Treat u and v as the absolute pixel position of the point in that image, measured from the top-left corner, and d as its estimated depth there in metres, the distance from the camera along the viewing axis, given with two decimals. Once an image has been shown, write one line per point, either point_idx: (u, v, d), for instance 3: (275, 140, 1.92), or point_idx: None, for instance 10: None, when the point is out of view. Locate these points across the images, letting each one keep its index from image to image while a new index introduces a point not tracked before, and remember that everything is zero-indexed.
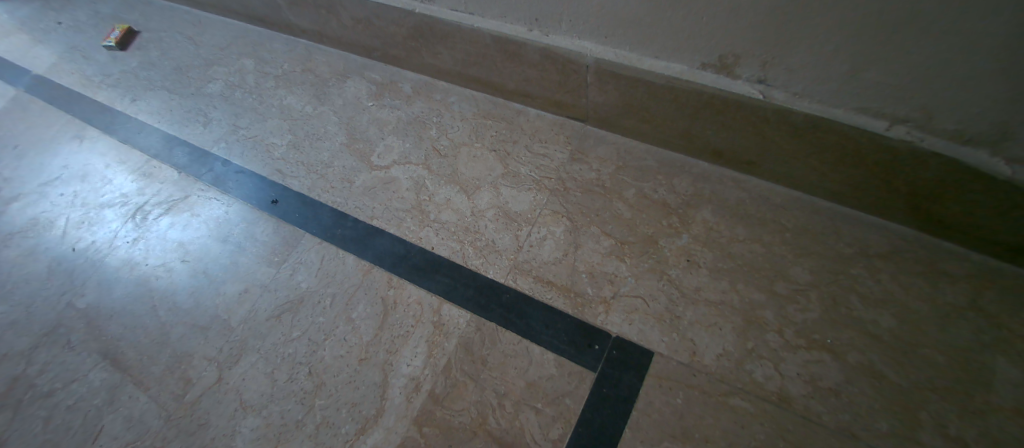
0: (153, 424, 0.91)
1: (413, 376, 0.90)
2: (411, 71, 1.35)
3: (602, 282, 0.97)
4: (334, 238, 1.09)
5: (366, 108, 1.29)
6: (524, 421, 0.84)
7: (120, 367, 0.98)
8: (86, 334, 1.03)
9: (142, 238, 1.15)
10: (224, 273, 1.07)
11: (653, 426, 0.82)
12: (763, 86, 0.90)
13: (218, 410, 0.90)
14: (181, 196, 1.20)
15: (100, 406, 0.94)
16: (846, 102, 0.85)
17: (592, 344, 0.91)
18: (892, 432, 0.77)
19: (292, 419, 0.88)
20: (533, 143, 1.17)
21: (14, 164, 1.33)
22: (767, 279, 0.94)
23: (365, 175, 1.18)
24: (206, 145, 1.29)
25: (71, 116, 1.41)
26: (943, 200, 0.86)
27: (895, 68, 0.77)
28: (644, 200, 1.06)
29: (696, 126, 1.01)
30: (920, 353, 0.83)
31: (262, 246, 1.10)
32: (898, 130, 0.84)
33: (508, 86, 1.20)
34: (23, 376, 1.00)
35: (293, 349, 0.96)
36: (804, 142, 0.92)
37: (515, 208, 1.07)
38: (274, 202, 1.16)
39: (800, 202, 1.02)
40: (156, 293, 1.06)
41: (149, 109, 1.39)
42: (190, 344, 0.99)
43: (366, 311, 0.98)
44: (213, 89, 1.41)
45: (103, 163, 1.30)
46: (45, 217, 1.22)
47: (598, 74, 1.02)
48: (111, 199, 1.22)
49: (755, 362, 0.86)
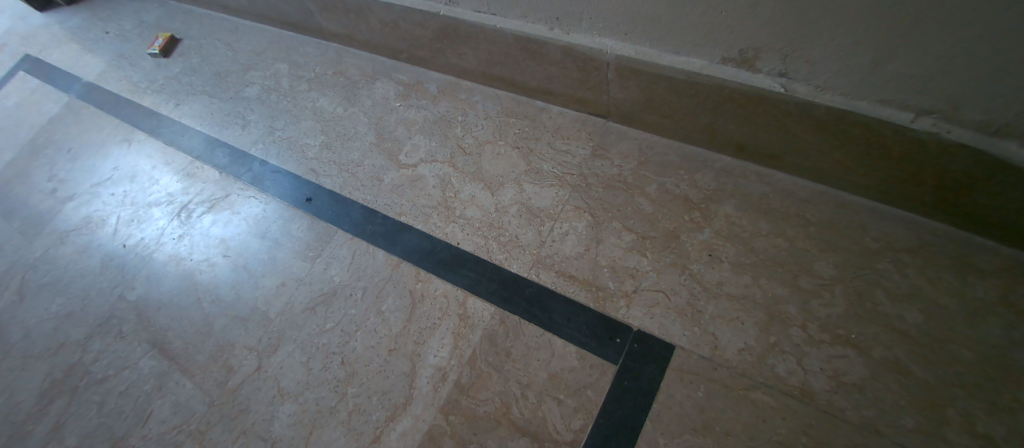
0: (199, 409, 0.98)
1: (440, 366, 0.94)
2: (436, 71, 1.38)
3: (624, 277, 0.98)
4: (364, 234, 1.13)
5: (393, 109, 1.33)
6: (547, 411, 0.87)
7: (168, 356, 1.05)
8: (136, 325, 1.11)
9: (187, 235, 1.21)
10: (262, 268, 1.13)
11: (673, 418, 0.84)
12: (783, 80, 0.90)
13: (257, 396, 0.97)
14: (221, 195, 1.27)
15: (150, 392, 1.02)
16: (870, 94, 0.85)
17: (614, 337, 0.93)
18: (918, 429, 0.77)
19: (325, 406, 0.93)
20: (556, 139, 1.18)
21: (69, 165, 1.43)
22: (790, 273, 0.94)
23: (393, 174, 1.22)
24: (244, 146, 1.35)
25: (119, 120, 1.50)
26: (973, 193, 0.85)
27: (919, 59, 0.76)
28: (667, 195, 1.06)
29: (718, 121, 1.01)
30: (949, 349, 0.82)
31: (298, 242, 1.15)
32: (923, 122, 0.83)
33: (531, 85, 1.21)
34: (79, 364, 1.09)
35: (327, 339, 1.01)
36: (828, 135, 0.91)
37: (538, 204, 1.10)
38: (308, 200, 1.21)
39: (826, 196, 1.01)
40: (201, 286, 1.13)
41: (190, 112, 1.47)
42: (232, 334, 1.05)
43: (395, 304, 1.02)
44: (249, 92, 1.48)
45: (150, 164, 1.38)
46: (97, 216, 1.31)
47: (618, 71, 1.03)
48: (158, 199, 1.30)
49: (778, 357, 0.86)
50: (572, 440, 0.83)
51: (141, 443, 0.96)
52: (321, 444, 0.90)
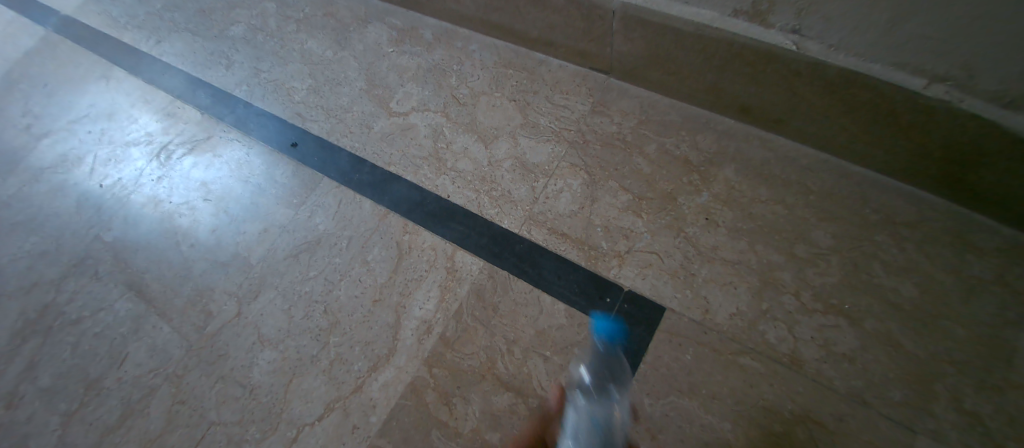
0: (176, 353, 0.96)
1: (425, 319, 0.91)
2: (432, 17, 1.31)
3: (617, 237, 0.96)
4: (351, 183, 1.09)
5: (386, 54, 1.27)
6: (532, 367, 0.85)
7: (144, 299, 1.02)
8: (112, 266, 1.07)
9: (166, 177, 1.17)
10: (244, 213, 1.09)
11: (660, 380, 0.83)
12: (797, 36, 0.84)
13: (237, 342, 0.95)
14: (203, 137, 1.22)
15: (126, 334, 0.99)
16: (885, 55, 0.78)
17: (604, 296, 0.91)
18: (904, 402, 0.77)
19: (306, 354, 0.91)
20: (554, 94, 1.14)
21: (44, 101, 1.36)
22: (787, 241, 0.92)
23: (383, 122, 1.17)
24: (228, 88, 1.30)
25: (98, 56, 1.43)
26: (980, 169, 0.80)
27: (940, 20, 0.70)
28: (665, 156, 1.03)
29: (724, 80, 0.96)
30: (943, 325, 0.81)
31: (282, 189, 1.11)
32: (936, 89, 0.77)
33: (531, 35, 1.15)
34: (53, 305, 1.05)
35: (309, 287, 0.98)
36: (837, 99, 0.86)
37: (533, 160, 1.06)
38: (293, 145, 1.17)
39: (829, 165, 0.97)
40: (180, 230, 1.09)
41: (173, 51, 1.40)
42: (211, 279, 1.02)
43: (382, 254, 0.99)
44: (235, 32, 1.40)
45: (129, 102, 1.32)
46: (73, 153, 1.26)
47: (624, 21, 0.97)
48: (137, 138, 1.25)
49: (769, 324, 0.85)
50: None
51: (117, 385, 0.95)
52: (301, 392, 0.88)
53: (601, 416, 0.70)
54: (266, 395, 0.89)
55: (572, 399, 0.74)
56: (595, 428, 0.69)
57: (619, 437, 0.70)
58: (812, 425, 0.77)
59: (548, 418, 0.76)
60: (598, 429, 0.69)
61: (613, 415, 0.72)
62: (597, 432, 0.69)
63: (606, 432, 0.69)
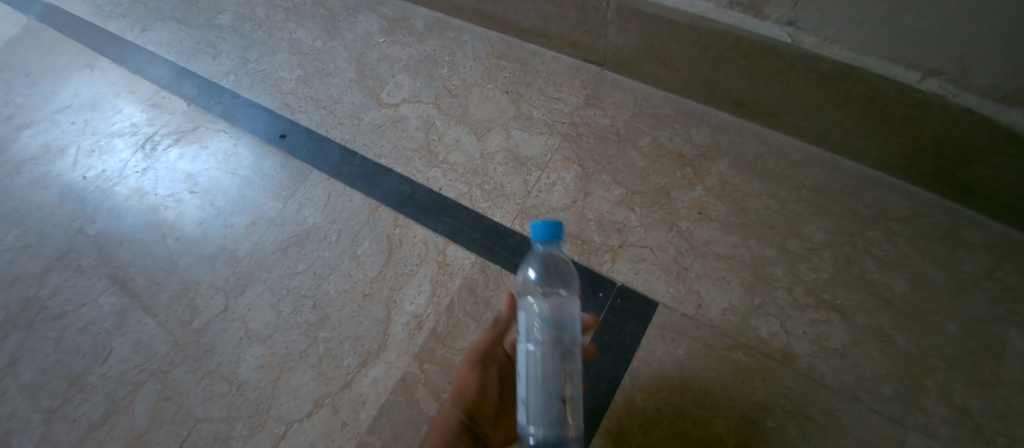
0: (162, 348, 0.94)
1: (415, 314, 0.90)
2: (424, 6, 1.28)
3: (610, 231, 0.95)
4: (341, 175, 1.08)
5: (377, 45, 1.25)
6: None
7: (129, 293, 1.00)
8: (96, 260, 1.05)
9: (151, 168, 1.14)
10: (232, 206, 1.07)
11: (652, 374, 0.83)
12: (791, 28, 0.82)
13: (224, 337, 0.93)
14: (190, 128, 1.19)
15: (110, 329, 0.97)
16: (880, 49, 0.77)
17: (597, 291, 0.91)
18: (895, 397, 0.77)
19: (295, 350, 0.90)
20: (548, 86, 1.12)
21: (26, 91, 1.33)
22: (780, 236, 0.91)
23: (374, 113, 1.15)
24: (215, 78, 1.27)
25: (82, 45, 1.39)
26: (972, 164, 0.80)
27: (936, 14, 0.68)
28: (659, 150, 1.02)
29: (718, 73, 0.95)
30: (933, 320, 0.81)
31: (270, 181, 1.09)
32: (930, 83, 0.76)
33: (525, 25, 1.14)
34: (35, 299, 1.03)
35: (298, 281, 0.97)
36: (832, 93, 0.85)
37: (526, 153, 1.05)
38: (282, 137, 1.15)
39: (822, 159, 0.96)
40: (166, 223, 1.07)
41: (158, 39, 1.37)
42: (198, 274, 1.01)
43: (372, 248, 0.98)
44: (222, 20, 1.37)
45: (113, 92, 1.29)
46: (55, 144, 1.23)
47: (619, 12, 0.96)
48: (121, 129, 1.22)
49: (761, 319, 0.85)
50: None
51: (101, 381, 0.93)
52: (289, 388, 0.87)
53: (552, 310, 0.70)
54: (254, 391, 0.88)
55: (523, 302, 0.73)
56: (547, 322, 0.68)
57: (573, 326, 0.70)
58: (803, 419, 0.77)
59: (503, 325, 0.75)
60: (550, 322, 0.68)
61: (564, 307, 0.71)
62: (551, 327, 0.68)
63: (560, 328, 0.68)
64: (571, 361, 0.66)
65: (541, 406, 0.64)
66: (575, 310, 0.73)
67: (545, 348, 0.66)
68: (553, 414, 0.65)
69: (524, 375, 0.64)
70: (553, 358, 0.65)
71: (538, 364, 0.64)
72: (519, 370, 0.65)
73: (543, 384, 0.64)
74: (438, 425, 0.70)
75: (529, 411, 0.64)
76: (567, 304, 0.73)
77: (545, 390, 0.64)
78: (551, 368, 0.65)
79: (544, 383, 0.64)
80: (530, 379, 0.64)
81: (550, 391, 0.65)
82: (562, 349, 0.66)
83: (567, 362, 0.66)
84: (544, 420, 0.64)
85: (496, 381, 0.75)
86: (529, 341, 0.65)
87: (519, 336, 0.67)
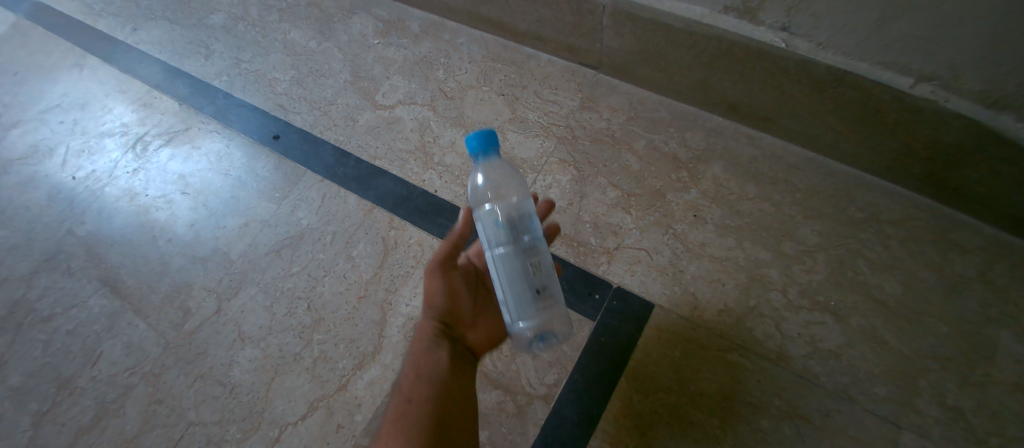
0: (152, 351, 0.93)
1: (411, 316, 0.89)
2: (419, 8, 1.28)
3: (606, 233, 0.96)
4: (335, 177, 1.07)
5: (371, 46, 1.25)
6: (520, 364, 0.87)
7: (120, 295, 0.99)
8: (85, 261, 1.03)
9: (142, 169, 1.13)
10: (225, 207, 1.06)
11: (648, 376, 0.84)
12: (786, 34, 0.83)
13: (216, 340, 0.92)
14: (181, 128, 1.18)
15: (100, 332, 0.96)
16: (873, 55, 0.78)
17: (593, 293, 0.91)
18: (888, 397, 0.78)
19: (289, 352, 0.89)
20: (543, 89, 1.13)
21: (14, 90, 1.31)
22: (774, 238, 0.92)
23: (369, 115, 1.15)
24: (208, 78, 1.26)
25: (71, 44, 1.38)
26: (963, 168, 0.81)
27: (927, 20, 0.69)
28: (654, 153, 1.02)
29: (713, 77, 0.95)
30: (925, 322, 0.82)
31: (264, 182, 1.08)
32: (922, 89, 0.77)
33: (520, 28, 1.14)
34: (23, 301, 1.01)
35: (292, 283, 0.96)
36: (825, 98, 0.86)
37: (521, 155, 1.05)
38: (275, 138, 1.14)
39: (816, 163, 0.97)
40: (157, 224, 1.06)
41: (149, 39, 1.35)
42: (190, 275, 1.00)
43: (367, 250, 0.97)
44: (214, 20, 1.36)
45: (103, 92, 1.27)
46: (44, 144, 1.21)
47: (614, 16, 0.96)
48: (111, 129, 1.21)
49: (756, 320, 0.85)
50: (545, 394, 0.85)
51: (90, 384, 0.91)
52: (283, 391, 0.86)
53: (505, 212, 0.67)
54: (247, 394, 0.87)
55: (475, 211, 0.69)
56: (502, 225, 0.66)
57: (530, 223, 0.68)
58: (799, 420, 0.77)
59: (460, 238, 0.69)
60: (506, 225, 0.66)
61: (519, 202, 0.69)
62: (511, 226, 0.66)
63: (519, 224, 0.67)
64: (537, 255, 0.66)
65: (519, 303, 0.65)
66: (530, 208, 0.70)
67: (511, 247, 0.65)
68: (537, 305, 0.67)
69: (497, 279, 0.64)
70: (521, 256, 0.65)
71: (507, 264, 0.64)
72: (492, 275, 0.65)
73: (518, 280, 0.65)
74: (417, 334, 0.72)
75: (512, 309, 0.66)
76: (520, 203, 0.69)
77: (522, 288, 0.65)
78: (519, 266, 0.64)
79: (517, 281, 0.64)
80: (504, 280, 0.64)
81: (527, 287, 0.65)
82: (525, 247, 0.65)
83: (534, 257, 0.66)
84: (527, 315, 0.66)
85: (462, 285, 0.74)
86: (494, 246, 0.64)
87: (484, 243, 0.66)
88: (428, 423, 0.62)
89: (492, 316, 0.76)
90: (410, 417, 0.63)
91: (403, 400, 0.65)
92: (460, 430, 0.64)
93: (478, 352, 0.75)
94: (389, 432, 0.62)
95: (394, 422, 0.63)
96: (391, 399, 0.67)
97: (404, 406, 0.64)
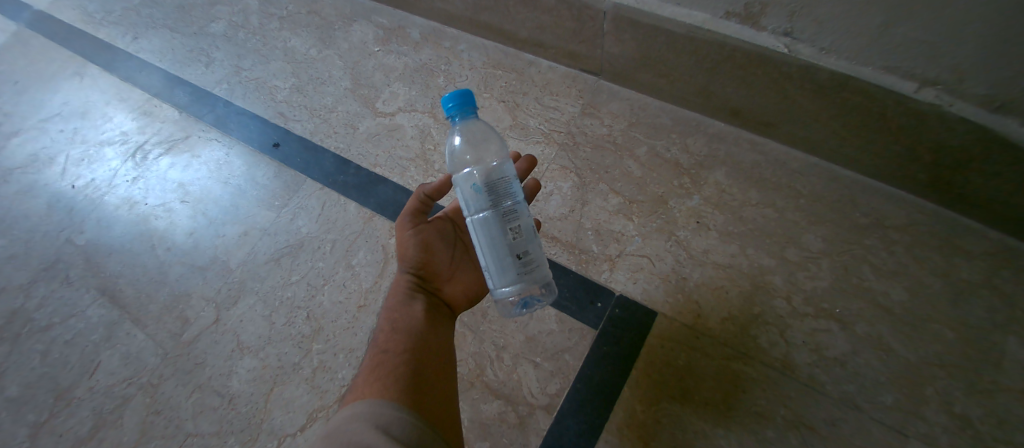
0: (149, 362, 0.92)
1: None
2: (419, 15, 1.27)
3: (608, 240, 0.95)
4: (335, 185, 1.06)
5: (372, 54, 1.25)
6: (522, 373, 0.86)
7: (118, 305, 0.98)
8: (85, 271, 1.03)
9: (142, 177, 1.13)
10: (224, 216, 1.05)
11: (651, 386, 0.83)
12: (788, 39, 0.82)
13: (215, 350, 0.91)
14: (181, 136, 1.18)
15: (97, 342, 0.95)
16: (877, 59, 0.77)
17: (595, 301, 0.90)
18: (895, 406, 0.77)
19: (288, 362, 0.88)
20: (544, 95, 1.12)
21: (14, 99, 1.32)
22: (778, 244, 0.91)
23: (369, 122, 1.14)
24: (208, 86, 1.26)
25: (72, 53, 1.38)
26: (969, 172, 0.80)
27: (933, 24, 0.68)
28: (656, 159, 1.02)
29: (714, 83, 0.95)
30: (933, 328, 0.81)
31: (263, 190, 1.08)
32: (927, 93, 0.76)
33: (520, 35, 1.13)
34: (22, 310, 1.01)
35: (292, 292, 0.95)
36: (830, 103, 0.84)
37: None
38: (275, 146, 1.14)
39: (820, 168, 0.96)
40: (156, 233, 1.05)
41: (150, 47, 1.35)
42: (189, 284, 0.99)
43: (367, 258, 0.96)
44: (215, 28, 1.36)
45: (103, 100, 1.27)
46: (44, 153, 1.21)
47: (616, 22, 0.96)
48: (111, 137, 1.20)
49: (761, 328, 0.84)
50: (548, 404, 0.84)
51: (88, 395, 0.90)
52: (282, 402, 0.85)
53: (484, 176, 0.65)
54: (245, 405, 0.86)
55: (457, 178, 0.68)
56: (482, 190, 0.64)
57: (511, 186, 0.66)
58: (804, 430, 0.77)
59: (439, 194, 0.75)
60: (486, 190, 0.64)
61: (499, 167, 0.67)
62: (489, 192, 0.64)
63: (498, 190, 0.65)
64: (518, 219, 0.65)
65: (501, 267, 0.66)
66: (512, 170, 0.69)
67: (488, 214, 0.65)
68: (518, 274, 0.66)
69: (478, 243, 0.67)
70: (498, 223, 0.64)
71: (484, 231, 0.65)
72: (473, 239, 0.67)
73: (496, 247, 0.65)
74: (392, 291, 0.77)
75: (493, 276, 0.67)
76: (501, 166, 0.68)
77: (501, 255, 0.65)
78: (499, 230, 0.64)
79: (497, 246, 0.65)
80: (482, 245, 0.66)
81: (506, 255, 0.65)
82: (505, 211, 0.65)
83: (514, 221, 0.65)
84: (509, 279, 0.66)
85: (438, 241, 0.79)
86: (473, 212, 0.66)
87: (465, 208, 0.67)
88: (407, 363, 0.66)
89: (465, 273, 0.80)
90: (389, 359, 0.66)
91: (381, 348, 0.69)
92: (439, 371, 0.68)
93: (455, 307, 0.80)
94: (367, 376, 0.64)
95: (371, 368, 0.65)
96: (368, 352, 0.70)
97: (382, 353, 0.68)
